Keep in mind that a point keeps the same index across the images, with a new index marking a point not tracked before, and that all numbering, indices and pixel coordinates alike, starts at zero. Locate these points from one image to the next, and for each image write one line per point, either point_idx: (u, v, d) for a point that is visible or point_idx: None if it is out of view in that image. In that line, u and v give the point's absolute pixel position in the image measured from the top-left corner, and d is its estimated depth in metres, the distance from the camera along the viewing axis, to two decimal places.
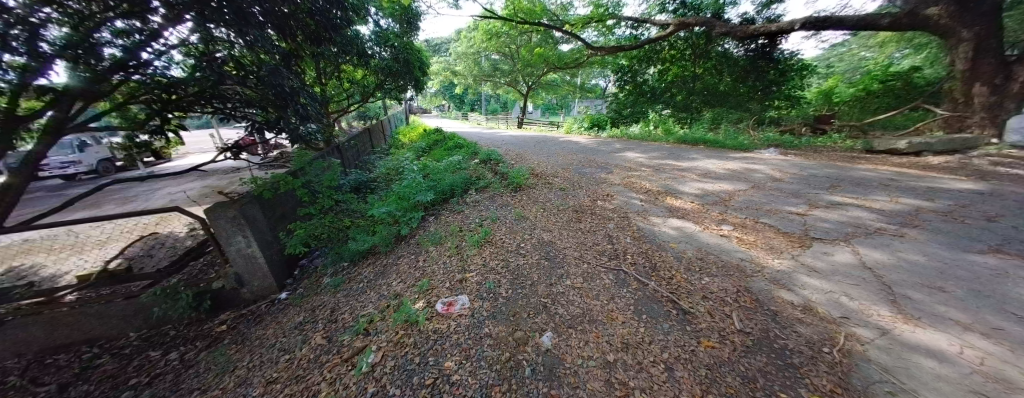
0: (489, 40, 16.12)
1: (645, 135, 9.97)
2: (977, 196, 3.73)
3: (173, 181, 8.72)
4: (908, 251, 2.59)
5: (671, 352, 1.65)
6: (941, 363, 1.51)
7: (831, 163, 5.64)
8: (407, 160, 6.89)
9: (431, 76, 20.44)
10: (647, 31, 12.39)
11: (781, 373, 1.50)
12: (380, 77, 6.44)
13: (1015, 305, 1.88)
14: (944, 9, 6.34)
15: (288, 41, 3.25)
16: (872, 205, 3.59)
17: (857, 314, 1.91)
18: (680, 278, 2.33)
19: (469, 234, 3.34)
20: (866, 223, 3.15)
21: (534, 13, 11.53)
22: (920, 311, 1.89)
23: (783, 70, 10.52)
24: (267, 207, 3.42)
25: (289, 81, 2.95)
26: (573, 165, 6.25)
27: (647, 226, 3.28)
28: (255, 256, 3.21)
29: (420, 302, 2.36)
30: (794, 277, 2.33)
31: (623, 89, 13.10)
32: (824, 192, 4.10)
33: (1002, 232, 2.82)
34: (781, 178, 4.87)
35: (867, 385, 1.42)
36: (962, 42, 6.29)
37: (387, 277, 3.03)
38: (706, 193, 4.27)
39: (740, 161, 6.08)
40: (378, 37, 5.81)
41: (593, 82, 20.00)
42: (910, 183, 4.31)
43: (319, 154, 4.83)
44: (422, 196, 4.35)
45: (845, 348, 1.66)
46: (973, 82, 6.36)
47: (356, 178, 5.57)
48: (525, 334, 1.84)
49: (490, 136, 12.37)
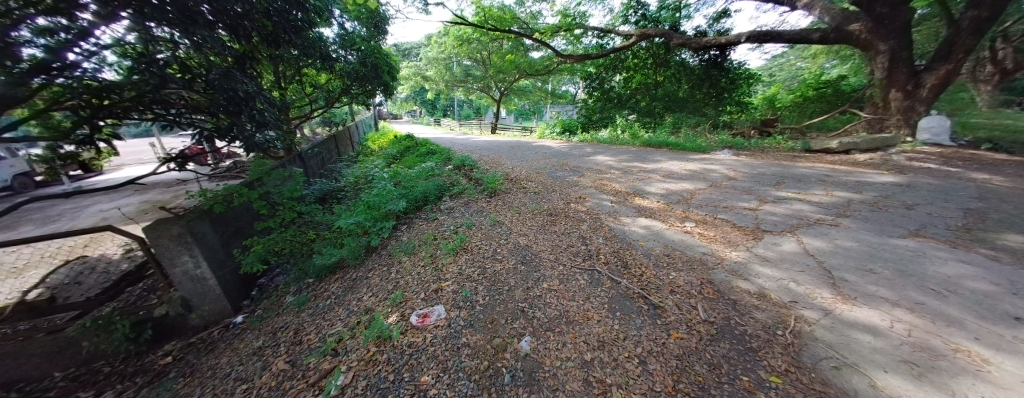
0: (459, 45, 16.26)
1: (613, 139, 10.37)
2: (896, 188, 4.26)
3: (106, 197, 7.74)
4: (843, 238, 2.90)
5: (643, 347, 1.71)
6: (875, 337, 1.71)
7: (777, 162, 6.20)
8: (377, 168, 6.66)
9: (401, 81, 20.06)
10: (611, 40, 13.06)
11: (742, 357, 1.61)
12: (345, 81, 6.19)
13: (933, 283, 2.16)
14: (863, 26, 7.18)
15: (241, 43, 3.05)
16: (811, 198, 4.00)
17: (805, 298, 2.10)
18: (649, 274, 2.44)
19: (444, 241, 3.28)
20: (808, 215, 3.49)
21: (504, 21, 11.80)
22: (856, 292, 2.12)
23: (732, 78, 11.50)
24: (219, 222, 3.14)
25: (243, 85, 2.77)
26: (546, 169, 6.36)
27: (617, 226, 3.40)
28: (206, 277, 2.93)
29: (393, 316, 2.27)
30: (750, 268, 2.51)
31: (591, 95, 13.62)
32: (772, 188, 4.49)
33: (918, 218, 3.25)
34: (735, 176, 5.27)
35: (815, 362, 1.56)
36: (880, 54, 7.18)
37: (357, 292, 2.89)
38: (670, 193, 4.51)
39: (699, 162, 6.50)
40: (342, 40, 5.62)
41: (563, 87, 20.62)
42: (842, 178, 4.85)
43: (277, 163, 4.51)
44: (394, 205, 4.22)
45: (795, 329, 1.81)
46: (890, 88, 7.30)
47: (321, 188, 5.30)
48: (503, 341, 1.82)
49: (464, 142, 12.31)
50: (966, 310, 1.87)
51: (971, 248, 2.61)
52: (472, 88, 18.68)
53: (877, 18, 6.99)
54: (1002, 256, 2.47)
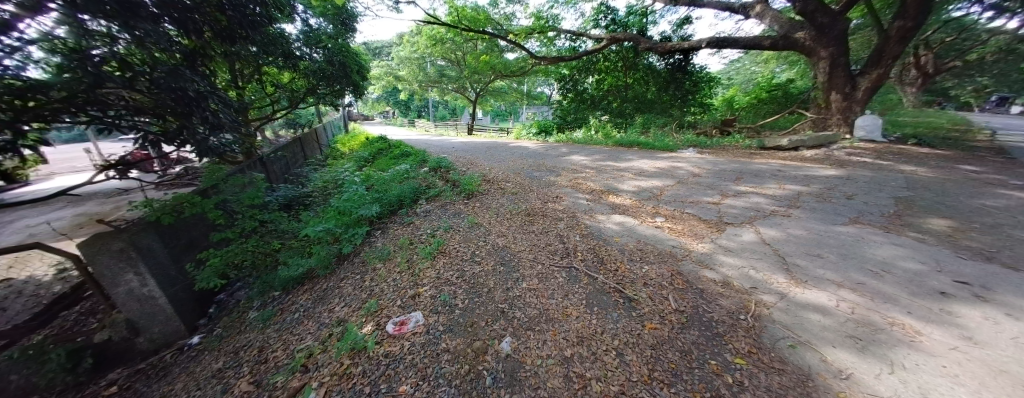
0: (433, 45, 16.04)
1: (587, 139, 10.62)
2: (838, 180, 4.71)
3: (29, 211, 6.82)
4: (794, 227, 3.16)
5: (620, 339, 1.76)
6: (824, 315, 1.88)
7: (737, 159, 6.65)
8: (348, 172, 6.39)
9: (372, 81, 19.42)
10: (583, 43, 13.43)
11: (710, 342, 1.70)
12: (311, 81, 5.89)
13: (871, 265, 2.41)
14: (807, 34, 7.89)
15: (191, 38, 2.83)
16: (767, 192, 4.33)
17: (763, 284, 2.26)
18: (623, 268, 2.52)
19: (420, 246, 3.20)
20: (764, 207, 3.77)
21: (478, 21, 11.78)
22: (807, 275, 2.31)
23: (695, 80, 12.22)
24: (168, 235, 2.87)
25: (194, 84, 2.58)
26: (523, 170, 6.41)
27: (593, 224, 3.48)
28: (155, 296, 2.66)
29: (368, 326, 2.19)
30: (714, 258, 2.67)
31: (566, 96, 13.90)
32: (733, 183, 4.81)
33: (857, 207, 3.61)
34: (699, 173, 5.59)
35: (773, 342, 1.69)
36: (822, 60, 7.92)
37: (328, 302, 2.75)
38: (641, 190, 4.70)
39: (667, 160, 6.82)
40: (306, 37, 5.34)
41: (538, 89, 20.89)
42: (792, 173, 5.29)
43: (235, 168, 4.20)
44: (366, 210, 4.07)
45: (756, 313, 1.95)
46: (830, 91, 8.07)
47: (285, 194, 5.00)
48: (483, 343, 1.81)
49: (440, 143, 12.11)
50: (897, 287, 2.11)
51: (901, 233, 2.94)
52: (446, 88, 18.44)
53: (818, 28, 7.72)
54: (925, 238, 2.80)
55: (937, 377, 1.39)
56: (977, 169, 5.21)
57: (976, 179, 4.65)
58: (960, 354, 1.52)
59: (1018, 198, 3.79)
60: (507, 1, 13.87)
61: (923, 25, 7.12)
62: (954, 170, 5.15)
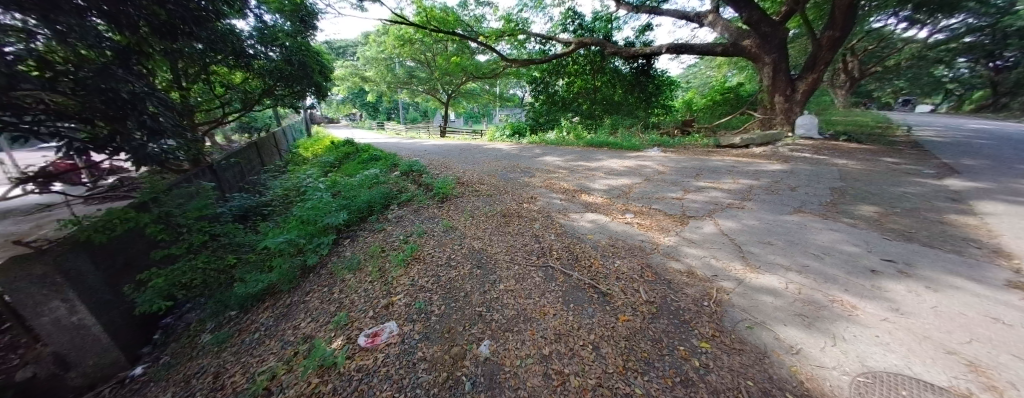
0: (401, 46, 15.67)
1: (559, 140, 10.83)
2: (784, 174, 5.18)
3: None
4: (747, 218, 3.44)
5: (596, 333, 1.81)
6: (775, 297, 2.06)
7: (697, 157, 7.12)
8: (311, 178, 6.04)
9: (337, 82, 18.55)
10: (553, 47, 13.78)
11: (678, 330, 1.80)
12: (267, 81, 5.50)
13: (813, 249, 2.68)
14: (753, 42, 8.64)
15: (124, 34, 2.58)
16: (723, 186, 4.67)
17: (722, 271, 2.43)
18: (597, 264, 2.61)
19: (393, 253, 3.08)
20: (722, 201, 4.06)
21: (447, 23, 11.73)
22: (760, 261, 2.52)
23: (657, 83, 12.92)
24: (101, 256, 2.54)
25: (128, 84, 2.38)
26: (498, 171, 6.41)
27: (567, 222, 3.56)
28: (87, 326, 2.34)
29: (337, 340, 2.07)
30: (680, 250, 2.82)
31: (538, 98, 14.14)
32: (694, 179, 5.14)
33: (801, 198, 3.99)
34: (664, 170, 5.91)
35: (733, 324, 1.82)
36: (766, 65, 8.69)
37: (294, 318, 2.58)
38: (611, 188, 4.87)
39: (634, 159, 7.15)
40: (261, 34, 4.90)
41: (511, 91, 20.99)
42: (744, 168, 5.75)
43: (180, 178, 3.81)
44: (333, 217, 3.87)
45: (717, 299, 2.08)
46: (775, 94, 8.87)
47: (240, 204, 4.62)
48: (462, 348, 1.78)
49: (412, 146, 11.78)
50: (836, 268, 2.36)
51: (837, 219, 3.30)
52: (417, 90, 18.03)
53: (762, 36, 8.48)
54: (857, 223, 3.16)
55: (871, 346, 1.58)
56: (896, 161, 5.95)
57: (895, 170, 5.32)
58: (890, 324, 1.73)
59: (929, 186, 4.37)
60: (476, 3, 13.86)
61: (850, 35, 8.02)
62: (878, 162, 5.85)
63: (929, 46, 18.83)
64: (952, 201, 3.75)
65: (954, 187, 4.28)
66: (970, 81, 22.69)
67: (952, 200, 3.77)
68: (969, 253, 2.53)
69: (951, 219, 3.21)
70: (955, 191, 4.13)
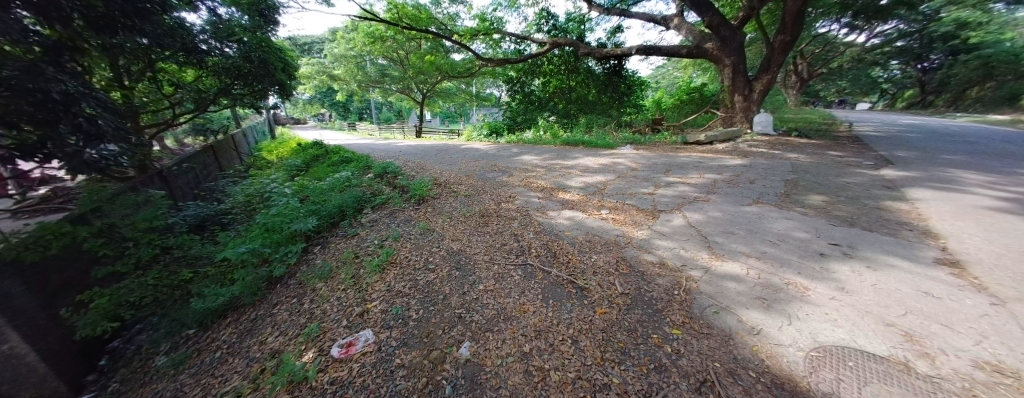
0: (372, 43, 15.16)
1: (537, 139, 10.94)
2: (745, 168, 5.55)
3: None
4: (712, 210, 3.64)
5: (575, 327, 1.84)
6: (738, 283, 2.19)
7: (666, 153, 7.46)
8: (276, 183, 5.71)
9: (303, 80, 17.69)
10: (528, 47, 13.92)
11: (652, 319, 1.87)
12: (223, 80, 5.13)
13: (771, 237, 2.89)
14: (714, 45, 9.17)
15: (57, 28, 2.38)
16: (690, 181, 4.92)
17: (691, 262, 2.55)
18: (574, 259, 2.67)
19: (367, 258, 2.99)
20: (689, 194, 4.27)
21: (419, 20, 11.62)
22: (724, 250, 2.68)
23: (629, 83, 13.37)
24: (33, 276, 2.27)
25: (60, 84, 2.21)
26: (475, 171, 6.38)
27: (545, 220, 3.60)
28: (22, 354, 2.07)
29: (309, 353, 1.97)
30: (652, 243, 2.94)
31: (514, 98, 14.22)
32: (663, 175, 5.37)
33: (759, 190, 4.29)
34: (636, 167, 6.14)
35: (701, 311, 1.93)
36: (727, 66, 9.25)
37: (261, 333, 2.43)
38: (587, 185, 4.98)
39: (608, 156, 7.37)
40: (215, 29, 4.48)
41: (487, 90, 20.92)
42: (709, 163, 6.10)
43: (126, 186, 3.49)
44: (301, 224, 3.68)
45: (686, 287, 2.20)
46: (734, 94, 9.46)
47: (195, 213, 4.28)
48: (441, 352, 1.75)
49: (386, 147, 11.42)
50: (791, 253, 2.55)
51: (790, 208, 3.58)
52: (390, 89, 17.55)
53: (722, 39, 9.02)
54: (808, 212, 3.44)
55: (822, 323, 1.73)
56: (840, 154, 6.55)
57: (840, 162, 5.86)
58: (836, 301, 1.90)
59: (867, 176, 4.85)
60: (449, 1, 13.71)
61: (799, 39, 8.72)
62: (825, 156, 6.40)
63: (866, 49, 20.84)
64: (888, 189, 4.18)
65: (889, 177, 4.77)
66: (901, 81, 25.35)
67: (887, 188, 4.20)
68: (903, 235, 2.82)
69: (887, 205, 3.58)
70: (889, 179, 4.61)
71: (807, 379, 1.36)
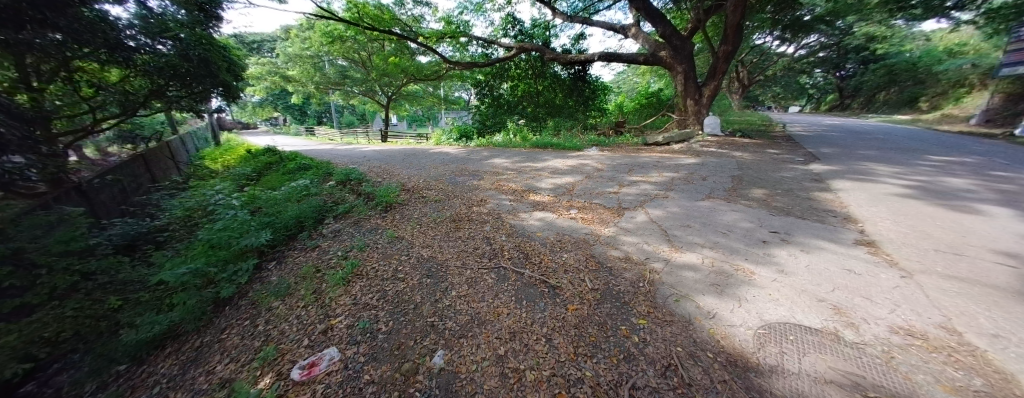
0: (330, 43, 14.41)
1: (507, 142, 11.01)
2: (699, 166, 6.00)
3: None
4: (671, 206, 3.90)
5: (548, 326, 1.87)
6: (695, 272, 2.36)
7: (629, 154, 7.86)
8: (223, 193, 5.21)
9: (253, 81, 16.40)
10: (495, 51, 14.08)
11: (621, 311, 1.96)
12: (156, 81, 4.62)
13: (721, 228, 3.14)
14: (667, 53, 9.88)
15: None
16: (651, 180, 5.23)
17: (654, 255, 2.70)
18: (546, 259, 2.72)
19: (330, 272, 2.81)
20: (651, 192, 4.53)
21: (381, 20, 11.33)
22: (682, 243, 2.87)
23: (593, 88, 13.92)
24: None
25: None
26: (446, 175, 6.26)
27: (517, 222, 3.64)
28: None
29: (266, 379, 1.81)
30: (618, 239, 3.07)
31: (483, 101, 14.28)
32: (627, 175, 5.65)
33: (710, 186, 4.67)
34: (602, 167, 6.40)
35: (665, 300, 2.05)
36: (679, 73, 9.99)
37: (209, 360, 2.20)
38: (557, 187, 5.09)
39: (576, 158, 7.62)
40: (145, 23, 3.95)
41: (456, 94, 20.64)
42: (667, 162, 6.53)
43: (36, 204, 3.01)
44: (252, 238, 3.38)
45: (651, 279, 2.32)
46: (687, 98, 10.22)
47: (123, 231, 3.77)
48: (414, 363, 1.69)
49: (350, 152, 10.85)
50: (740, 242, 2.80)
51: (737, 201, 3.94)
52: (351, 91, 16.74)
53: (673, 48, 9.76)
54: (752, 204, 3.79)
55: (768, 302, 1.92)
56: (777, 152, 7.31)
57: (777, 159, 6.54)
58: (779, 283, 2.12)
59: (800, 171, 5.45)
60: (414, 3, 13.46)
61: (738, 49, 9.63)
62: (765, 154, 7.11)
63: (796, 59, 23.54)
64: (816, 181, 4.74)
65: (817, 171, 5.41)
66: (823, 87, 28.87)
67: (816, 180, 4.77)
68: (830, 221, 3.21)
69: (816, 196, 4.05)
70: (817, 173, 5.23)
71: (756, 355, 1.50)
